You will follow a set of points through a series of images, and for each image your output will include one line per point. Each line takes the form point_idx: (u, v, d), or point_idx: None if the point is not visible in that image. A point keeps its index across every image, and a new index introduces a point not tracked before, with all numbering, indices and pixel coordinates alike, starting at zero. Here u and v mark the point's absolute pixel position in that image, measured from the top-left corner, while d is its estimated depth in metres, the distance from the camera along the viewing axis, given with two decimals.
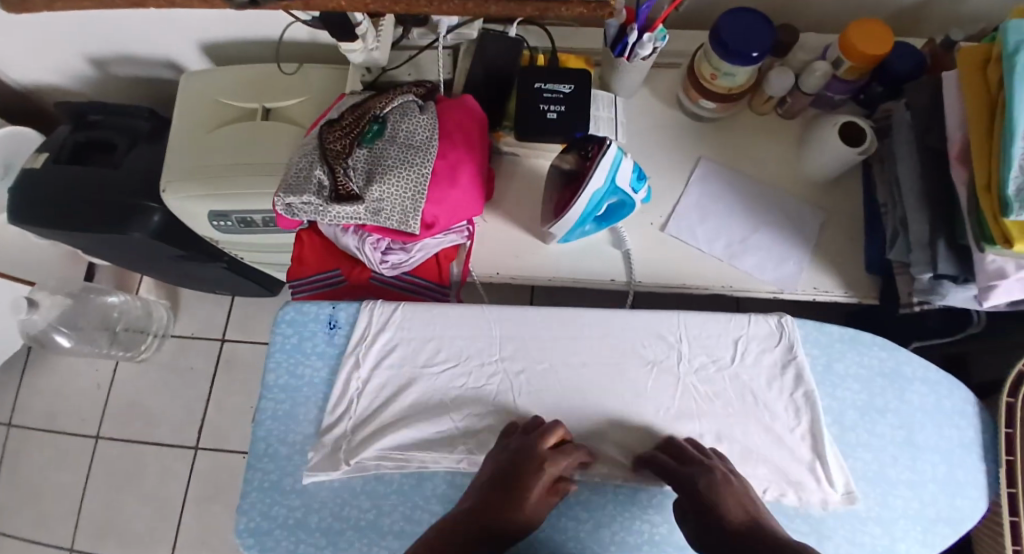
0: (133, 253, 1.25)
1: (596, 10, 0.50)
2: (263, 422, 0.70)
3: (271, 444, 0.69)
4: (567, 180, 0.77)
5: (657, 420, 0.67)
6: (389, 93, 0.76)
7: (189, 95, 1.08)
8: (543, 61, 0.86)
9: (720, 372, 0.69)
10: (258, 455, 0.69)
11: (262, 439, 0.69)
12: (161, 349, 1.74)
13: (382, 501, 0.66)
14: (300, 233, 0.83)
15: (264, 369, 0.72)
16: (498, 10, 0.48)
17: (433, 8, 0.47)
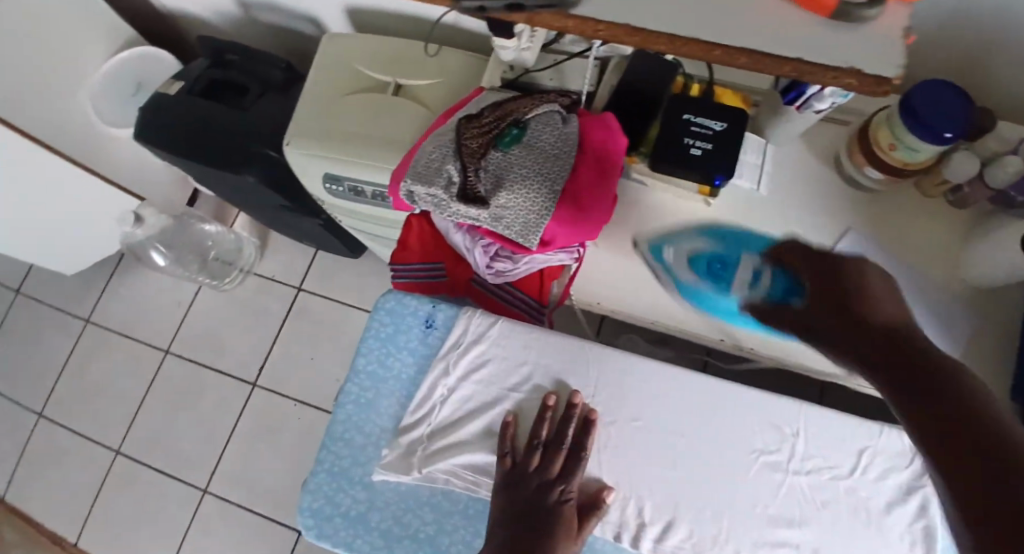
0: (241, 194, 1.28)
1: (874, 86, 0.41)
2: (346, 403, 0.76)
3: (350, 428, 0.75)
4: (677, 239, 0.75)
5: (759, 516, 0.66)
6: (534, 99, 0.73)
7: (327, 57, 1.09)
8: (696, 92, 0.80)
9: (833, 482, 0.67)
10: (337, 433, 0.75)
11: (339, 422, 0.76)
12: (242, 285, 1.80)
13: (446, 518, 0.71)
14: (411, 218, 0.81)
15: (357, 355, 0.77)
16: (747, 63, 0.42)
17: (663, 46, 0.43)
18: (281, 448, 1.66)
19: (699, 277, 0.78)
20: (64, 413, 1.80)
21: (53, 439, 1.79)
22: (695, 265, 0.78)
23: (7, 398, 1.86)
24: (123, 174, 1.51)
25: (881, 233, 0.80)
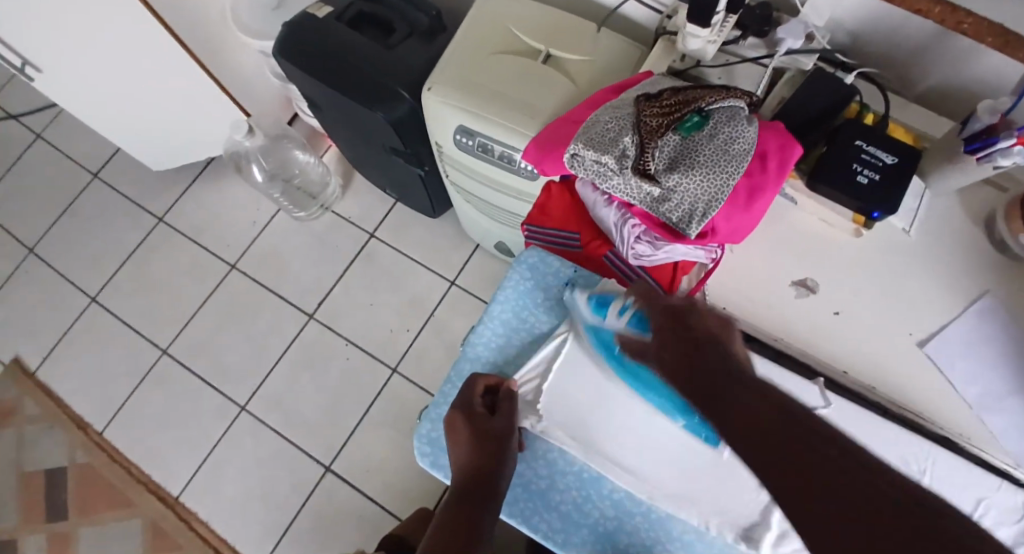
0: (361, 125, 1.29)
1: None
2: (475, 344, 0.78)
3: (475, 368, 0.77)
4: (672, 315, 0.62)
5: None
6: (720, 92, 0.73)
7: (486, 16, 1.10)
8: (870, 121, 0.80)
9: None
10: (461, 370, 0.77)
11: (466, 360, 0.77)
12: (319, 219, 1.81)
13: (558, 476, 0.70)
14: (552, 183, 0.83)
15: (494, 297, 0.79)
16: None
17: None
18: (322, 383, 1.64)
19: (597, 316, 0.72)
20: (119, 300, 1.79)
21: (101, 323, 1.78)
22: (588, 328, 0.72)
23: (63, 273, 1.84)
24: (238, 83, 1.53)
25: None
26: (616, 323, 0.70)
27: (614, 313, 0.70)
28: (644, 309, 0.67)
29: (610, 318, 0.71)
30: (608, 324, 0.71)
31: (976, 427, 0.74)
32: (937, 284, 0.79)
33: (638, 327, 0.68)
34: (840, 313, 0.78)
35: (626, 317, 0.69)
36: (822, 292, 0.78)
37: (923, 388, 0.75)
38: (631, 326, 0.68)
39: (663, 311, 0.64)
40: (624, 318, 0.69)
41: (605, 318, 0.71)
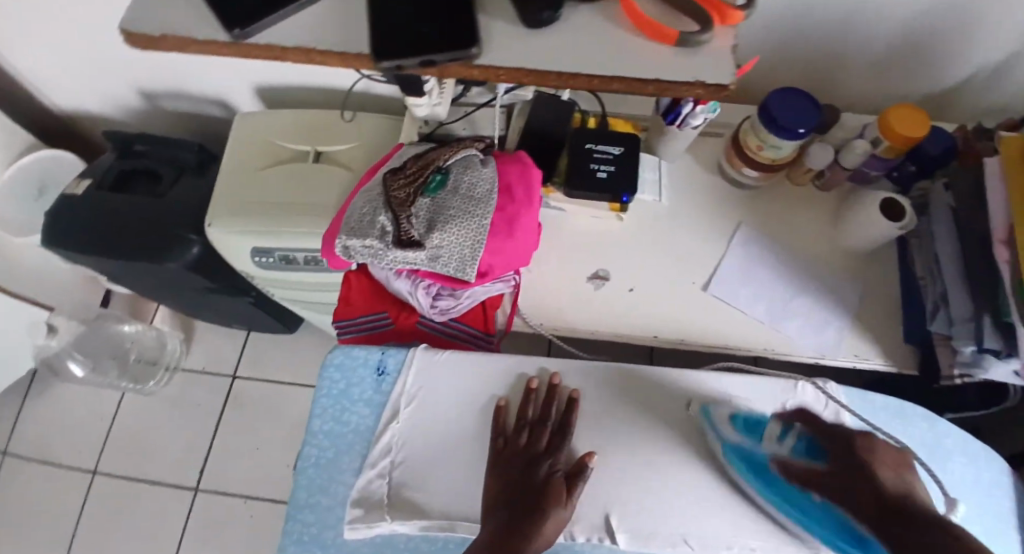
0: (165, 281, 1.24)
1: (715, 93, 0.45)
2: (305, 469, 0.67)
3: (313, 494, 0.66)
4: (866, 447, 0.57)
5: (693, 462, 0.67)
6: (451, 146, 0.79)
7: (241, 133, 1.08)
8: (593, 124, 0.91)
9: None
10: (297, 505, 0.66)
11: (300, 488, 0.67)
12: (169, 384, 1.68)
13: None
14: (349, 274, 0.82)
15: (310, 414, 0.69)
16: (621, 86, 0.45)
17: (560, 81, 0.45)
18: (237, 548, 1.52)
19: (739, 438, 0.65)
20: None
21: None
22: (732, 457, 0.65)
23: None
24: (30, 284, 1.42)
25: (773, 222, 0.89)
26: (777, 449, 0.62)
27: (771, 437, 0.63)
28: (816, 436, 0.60)
29: (767, 440, 0.63)
30: (765, 446, 0.63)
31: (774, 336, 0.83)
32: (701, 234, 0.89)
33: (808, 456, 0.60)
34: (635, 289, 0.86)
35: (790, 442, 0.61)
36: (614, 277, 0.87)
37: (722, 324, 0.84)
38: (798, 454, 0.60)
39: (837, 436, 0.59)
40: (785, 444, 0.62)
41: (761, 441, 0.63)
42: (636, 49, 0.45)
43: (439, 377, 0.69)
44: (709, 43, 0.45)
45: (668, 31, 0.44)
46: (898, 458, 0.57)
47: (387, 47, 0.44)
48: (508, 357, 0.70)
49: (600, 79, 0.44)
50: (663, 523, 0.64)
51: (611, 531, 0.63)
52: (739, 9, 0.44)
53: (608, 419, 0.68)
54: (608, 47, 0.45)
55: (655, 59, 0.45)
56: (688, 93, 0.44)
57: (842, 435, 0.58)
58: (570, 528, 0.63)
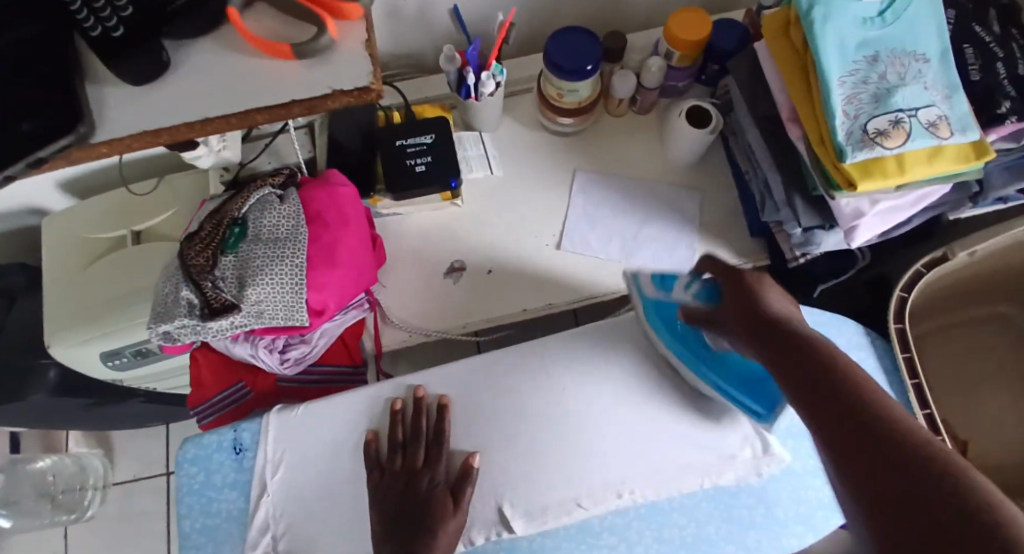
0: (40, 413, 1.14)
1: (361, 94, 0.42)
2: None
3: None
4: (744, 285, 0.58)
5: (573, 426, 0.66)
6: (244, 191, 0.73)
7: (50, 241, 0.98)
8: (399, 118, 0.86)
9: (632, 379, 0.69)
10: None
11: None
12: (106, 502, 1.50)
13: None
14: (193, 352, 0.75)
15: (177, 516, 0.68)
16: (267, 117, 0.42)
17: (217, 125, 0.41)
18: None
19: (660, 291, 0.69)
20: None
21: None
22: (650, 305, 0.69)
23: None
24: None
25: (602, 161, 0.88)
26: (684, 296, 0.65)
27: (682, 287, 0.66)
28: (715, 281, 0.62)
29: (676, 289, 0.67)
30: (675, 295, 0.67)
31: (630, 269, 0.83)
32: (539, 194, 0.87)
33: (706, 299, 0.63)
34: (493, 269, 0.84)
35: (694, 290, 0.64)
36: (469, 263, 0.84)
37: (582, 276, 0.83)
38: (700, 297, 0.64)
39: (732, 279, 0.59)
40: (690, 291, 0.65)
41: (672, 292, 0.67)
42: (280, 74, 0.41)
43: (301, 435, 0.67)
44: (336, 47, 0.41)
45: (280, 46, 0.41)
46: (783, 293, 0.58)
47: None
48: (365, 390, 0.70)
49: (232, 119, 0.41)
50: (553, 495, 0.64)
51: (508, 522, 0.64)
52: (349, 1, 0.41)
53: (479, 413, 0.68)
54: (243, 84, 0.42)
55: (285, 80, 0.41)
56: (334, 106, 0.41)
57: (732, 274, 0.60)
58: (467, 533, 0.64)
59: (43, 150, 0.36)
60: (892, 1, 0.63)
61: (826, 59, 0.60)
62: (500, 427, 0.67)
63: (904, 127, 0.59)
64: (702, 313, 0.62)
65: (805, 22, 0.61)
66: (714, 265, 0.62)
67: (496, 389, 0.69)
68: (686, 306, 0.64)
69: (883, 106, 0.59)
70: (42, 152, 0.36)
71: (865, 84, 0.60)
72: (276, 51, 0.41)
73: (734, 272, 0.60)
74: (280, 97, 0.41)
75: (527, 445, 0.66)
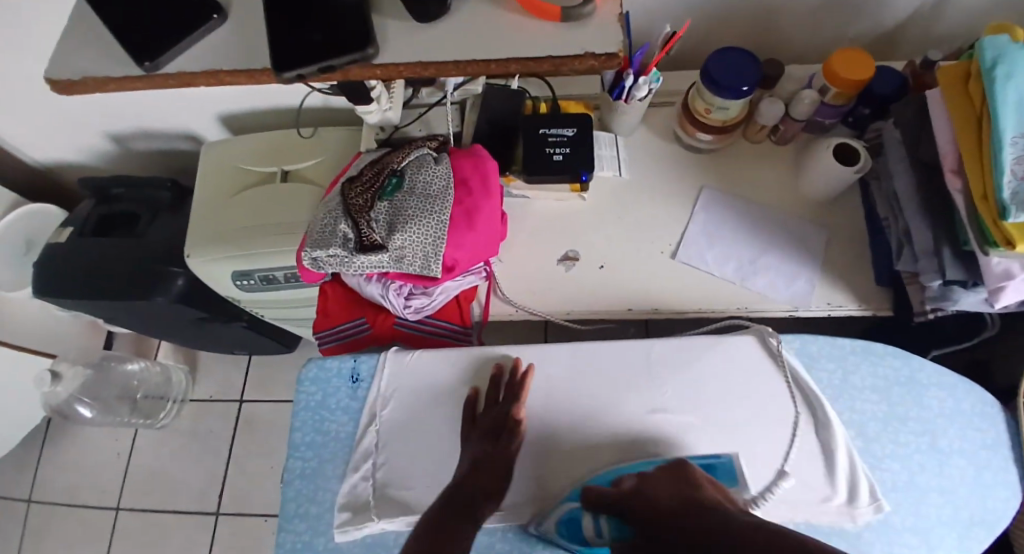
0: (156, 316, 1.24)
1: (607, 60, 0.46)
2: (293, 482, 0.72)
3: (303, 503, 0.71)
4: (642, 493, 0.60)
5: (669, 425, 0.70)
6: (404, 148, 0.80)
7: (208, 165, 1.08)
8: (546, 109, 0.91)
9: (734, 395, 0.71)
10: (288, 515, 0.71)
11: (290, 499, 0.72)
12: (180, 417, 1.61)
13: None
14: (323, 285, 0.84)
15: (291, 427, 0.75)
16: (517, 67, 0.47)
17: (460, 70, 0.46)
18: None
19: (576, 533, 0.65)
20: None
21: None
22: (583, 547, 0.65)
23: None
24: (31, 336, 1.39)
25: (733, 183, 0.90)
26: (596, 537, 0.62)
27: (588, 525, 0.63)
28: (614, 512, 0.61)
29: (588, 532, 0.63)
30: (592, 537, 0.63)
31: (744, 292, 0.84)
32: (668, 202, 0.90)
33: (621, 534, 0.60)
34: (605, 265, 0.87)
35: (605, 528, 0.61)
36: (584, 255, 0.87)
37: (693, 288, 0.85)
38: (613, 535, 0.60)
39: (629, 494, 0.61)
40: (603, 533, 0.61)
41: (588, 537, 0.63)
42: (533, 31, 0.47)
43: (415, 381, 0.74)
44: (595, 15, 0.46)
45: (549, 7, 0.45)
46: (690, 479, 0.60)
47: (285, 56, 0.45)
48: (473, 352, 0.75)
49: (494, 64, 0.46)
50: None
51: None
52: None
53: (585, 392, 0.73)
54: (499, 32, 0.46)
55: (542, 37, 0.46)
56: (581, 64, 0.46)
57: (628, 500, 0.60)
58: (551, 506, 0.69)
59: (334, 59, 0.45)
60: None
61: (1003, 116, 0.60)
62: (603, 412, 0.72)
63: None
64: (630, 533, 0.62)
65: (985, 78, 0.62)
66: (605, 496, 0.62)
67: (605, 376, 0.73)
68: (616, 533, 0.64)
69: None
70: (333, 59, 0.45)
71: None
72: (545, 11, 0.46)
73: (627, 496, 0.61)
74: (534, 51, 0.46)
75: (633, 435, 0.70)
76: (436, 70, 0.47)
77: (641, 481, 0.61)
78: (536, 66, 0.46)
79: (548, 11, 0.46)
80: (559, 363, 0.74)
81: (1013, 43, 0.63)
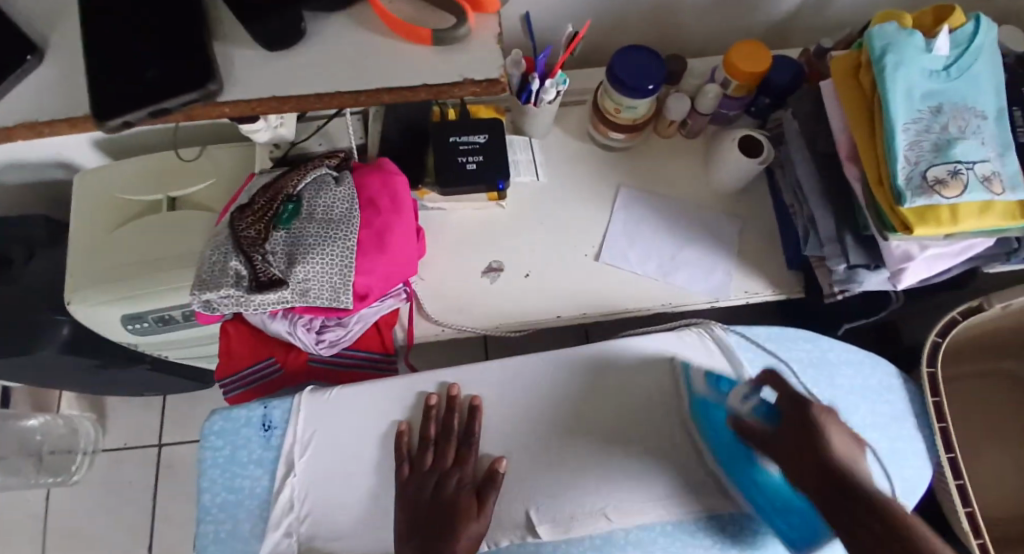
0: (45, 368, 1.12)
1: (489, 87, 0.43)
2: (206, 550, 0.66)
3: None
4: (807, 421, 0.58)
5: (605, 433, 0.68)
6: (300, 169, 0.74)
7: (84, 198, 0.97)
8: (455, 116, 0.86)
9: (667, 396, 0.70)
10: None
11: None
12: (97, 467, 1.45)
13: None
14: (225, 325, 0.76)
15: (199, 489, 0.68)
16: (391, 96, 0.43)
17: (323, 104, 0.42)
18: None
19: (713, 390, 0.67)
20: None
21: None
22: (698, 403, 0.68)
23: None
24: None
25: (649, 179, 0.89)
26: (741, 407, 0.64)
27: (742, 398, 0.64)
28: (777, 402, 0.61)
29: (733, 397, 0.65)
30: (732, 403, 0.65)
31: (670, 290, 0.83)
32: (586, 204, 0.88)
33: (767, 418, 0.61)
34: (530, 273, 0.84)
35: (753, 404, 0.63)
36: (508, 266, 0.84)
37: (620, 289, 0.83)
38: (758, 414, 0.62)
39: (796, 410, 0.59)
40: (749, 404, 0.63)
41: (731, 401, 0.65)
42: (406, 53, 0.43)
43: (337, 419, 0.68)
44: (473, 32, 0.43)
45: (419, 31, 0.42)
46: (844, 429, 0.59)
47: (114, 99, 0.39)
48: (396, 382, 0.70)
49: (365, 94, 0.42)
50: (582, 504, 0.64)
51: (534, 528, 0.64)
52: None
53: (519, 411, 0.68)
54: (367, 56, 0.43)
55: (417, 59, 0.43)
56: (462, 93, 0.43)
57: (801, 404, 0.59)
58: (491, 534, 0.64)
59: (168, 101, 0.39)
60: (959, 56, 0.65)
61: (894, 106, 0.62)
62: (539, 427, 0.68)
63: (961, 179, 0.60)
64: (759, 432, 0.61)
65: (875, 67, 0.63)
66: (753, 418, 0.62)
67: (536, 390, 0.70)
68: (744, 421, 0.62)
69: (943, 156, 0.60)
70: (165, 102, 0.39)
71: (927, 132, 0.62)
72: (416, 35, 0.42)
73: (798, 409, 0.59)
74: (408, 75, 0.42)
75: (569, 447, 0.67)
76: (295, 105, 0.42)
77: (824, 408, 0.59)
78: (412, 95, 0.43)
79: (419, 35, 0.42)
80: (485, 383, 0.70)
81: (902, 31, 0.63)
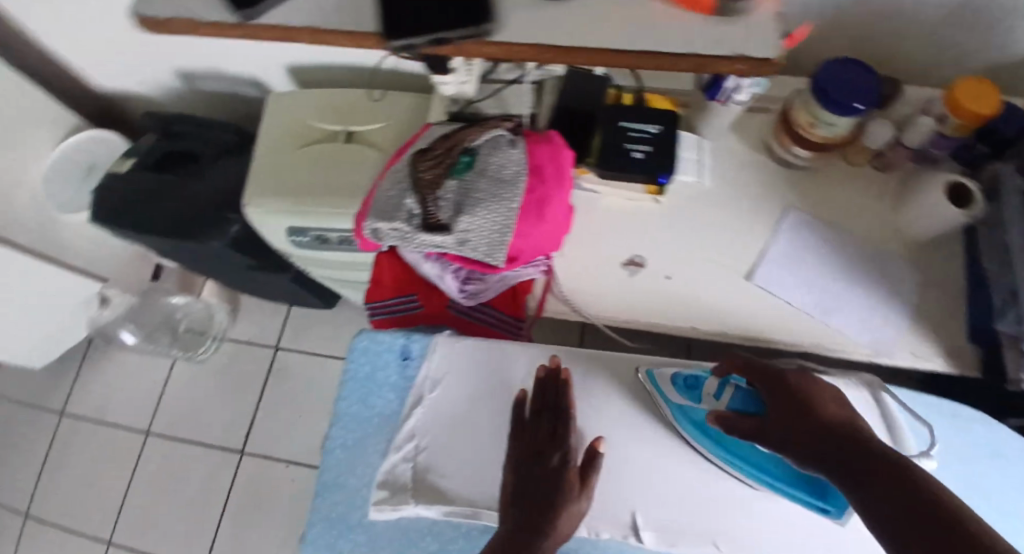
0: (207, 257, 1.24)
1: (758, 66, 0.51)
2: (334, 451, 0.72)
3: (342, 474, 0.72)
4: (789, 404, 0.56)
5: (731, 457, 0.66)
6: (480, 123, 0.76)
7: (274, 115, 1.06)
8: (630, 101, 0.85)
9: None
10: (328, 484, 0.72)
11: (329, 468, 0.72)
12: (219, 353, 1.59)
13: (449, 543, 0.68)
14: (379, 255, 0.81)
15: (338, 396, 0.74)
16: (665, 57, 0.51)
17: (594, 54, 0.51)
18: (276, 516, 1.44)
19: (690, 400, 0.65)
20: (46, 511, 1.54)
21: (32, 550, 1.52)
22: (684, 417, 0.65)
23: None
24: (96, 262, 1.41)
25: (823, 207, 0.83)
26: (716, 405, 0.62)
27: (712, 395, 0.63)
28: (750, 387, 0.60)
29: (705, 399, 0.63)
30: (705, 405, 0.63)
31: (820, 329, 0.78)
32: (751, 218, 0.84)
33: (744, 406, 0.59)
34: (671, 276, 0.81)
35: (727, 396, 0.61)
36: (650, 263, 0.82)
37: (766, 314, 0.79)
38: (734, 402, 0.60)
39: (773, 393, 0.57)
40: (723, 399, 0.61)
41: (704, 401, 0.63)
42: None
43: (470, 370, 0.71)
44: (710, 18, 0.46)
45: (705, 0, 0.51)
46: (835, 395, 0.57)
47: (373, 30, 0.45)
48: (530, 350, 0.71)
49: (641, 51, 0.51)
50: (693, 522, 0.64)
51: (638, 530, 0.64)
52: None
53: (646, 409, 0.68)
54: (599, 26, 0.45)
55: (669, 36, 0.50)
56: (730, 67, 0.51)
57: (774, 377, 0.58)
58: (593, 523, 0.65)
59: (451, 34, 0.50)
60: None
61: None
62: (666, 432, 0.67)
63: None
64: (741, 420, 0.58)
65: None
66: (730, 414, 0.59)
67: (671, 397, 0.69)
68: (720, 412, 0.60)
69: None
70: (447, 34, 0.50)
71: None
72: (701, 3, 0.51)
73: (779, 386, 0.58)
74: None
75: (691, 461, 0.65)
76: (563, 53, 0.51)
77: (800, 375, 0.57)
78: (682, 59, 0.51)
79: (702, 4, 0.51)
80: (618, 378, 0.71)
81: None
